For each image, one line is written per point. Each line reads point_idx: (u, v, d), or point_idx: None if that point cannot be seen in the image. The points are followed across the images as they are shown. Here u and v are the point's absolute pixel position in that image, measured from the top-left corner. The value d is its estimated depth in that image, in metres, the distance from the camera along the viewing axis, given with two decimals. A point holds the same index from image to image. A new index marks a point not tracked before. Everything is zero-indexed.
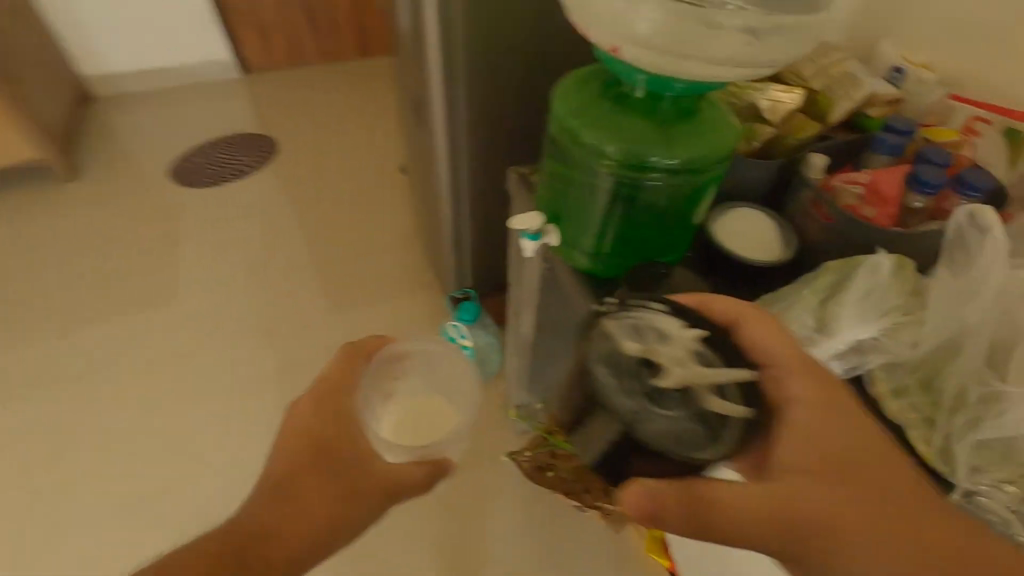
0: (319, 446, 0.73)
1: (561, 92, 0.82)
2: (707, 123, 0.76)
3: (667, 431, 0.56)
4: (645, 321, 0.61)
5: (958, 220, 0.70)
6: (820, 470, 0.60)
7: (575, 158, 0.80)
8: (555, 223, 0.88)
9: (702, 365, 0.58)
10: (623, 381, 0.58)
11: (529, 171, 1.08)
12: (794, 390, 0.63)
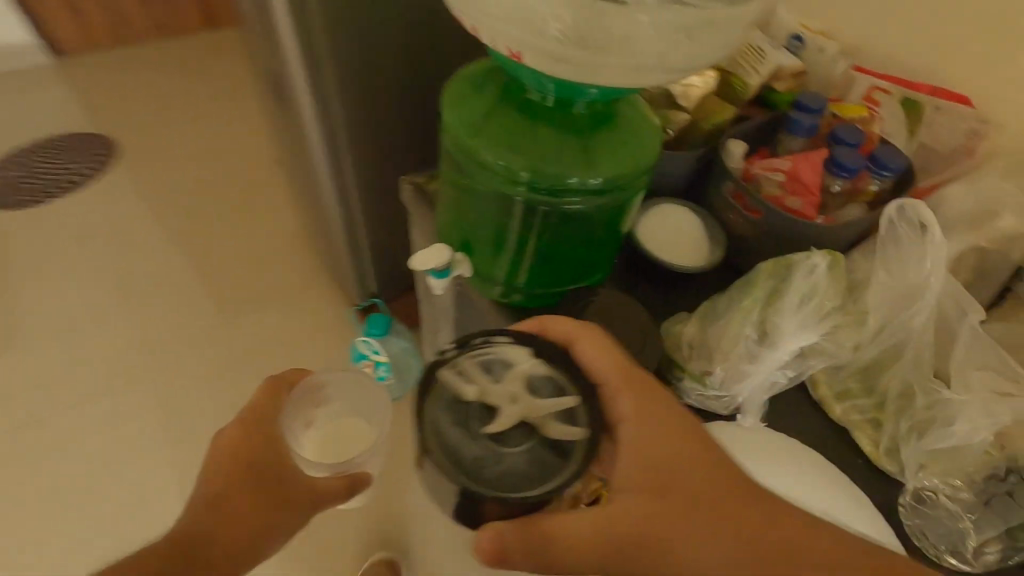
0: (243, 467, 0.66)
1: (451, 98, 0.68)
2: (631, 131, 0.66)
3: (505, 466, 0.51)
4: (476, 363, 0.56)
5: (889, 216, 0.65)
6: (657, 490, 0.54)
7: (479, 177, 0.67)
8: (466, 251, 0.75)
9: (538, 395, 0.54)
10: (462, 421, 0.53)
11: (423, 180, 0.94)
12: (622, 410, 0.57)
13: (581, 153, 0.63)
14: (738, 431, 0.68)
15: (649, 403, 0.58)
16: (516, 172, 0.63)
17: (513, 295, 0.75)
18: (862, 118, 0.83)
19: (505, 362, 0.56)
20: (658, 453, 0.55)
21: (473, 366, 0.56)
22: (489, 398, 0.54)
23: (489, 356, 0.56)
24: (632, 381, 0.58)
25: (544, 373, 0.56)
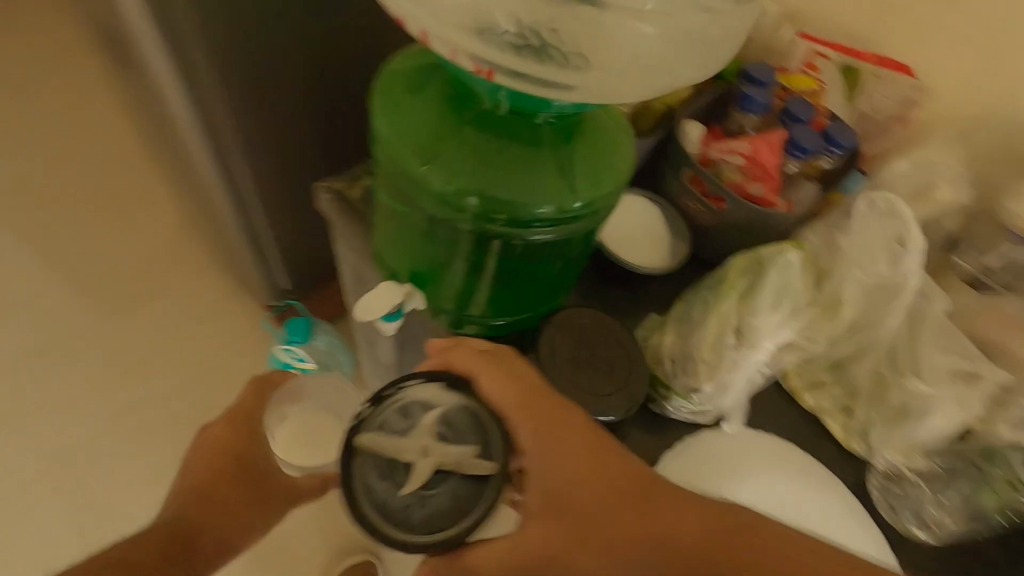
0: (235, 461, 0.69)
1: (386, 104, 0.56)
2: (598, 146, 0.56)
3: (425, 514, 0.48)
4: (389, 411, 0.51)
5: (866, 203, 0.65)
6: (585, 511, 0.50)
7: (426, 202, 0.56)
8: (417, 280, 0.65)
9: (452, 431, 0.50)
10: (380, 476, 0.49)
11: (342, 184, 0.79)
12: (527, 439, 0.52)
13: (546, 174, 0.53)
14: (723, 439, 0.67)
15: (546, 425, 0.52)
16: (467, 202, 0.53)
17: (473, 325, 0.67)
18: (811, 90, 0.80)
19: (420, 406, 0.52)
20: (563, 482, 0.51)
21: (386, 417, 0.51)
22: (405, 450, 0.49)
23: (400, 402, 0.51)
24: (529, 403, 0.53)
25: (459, 410, 0.52)
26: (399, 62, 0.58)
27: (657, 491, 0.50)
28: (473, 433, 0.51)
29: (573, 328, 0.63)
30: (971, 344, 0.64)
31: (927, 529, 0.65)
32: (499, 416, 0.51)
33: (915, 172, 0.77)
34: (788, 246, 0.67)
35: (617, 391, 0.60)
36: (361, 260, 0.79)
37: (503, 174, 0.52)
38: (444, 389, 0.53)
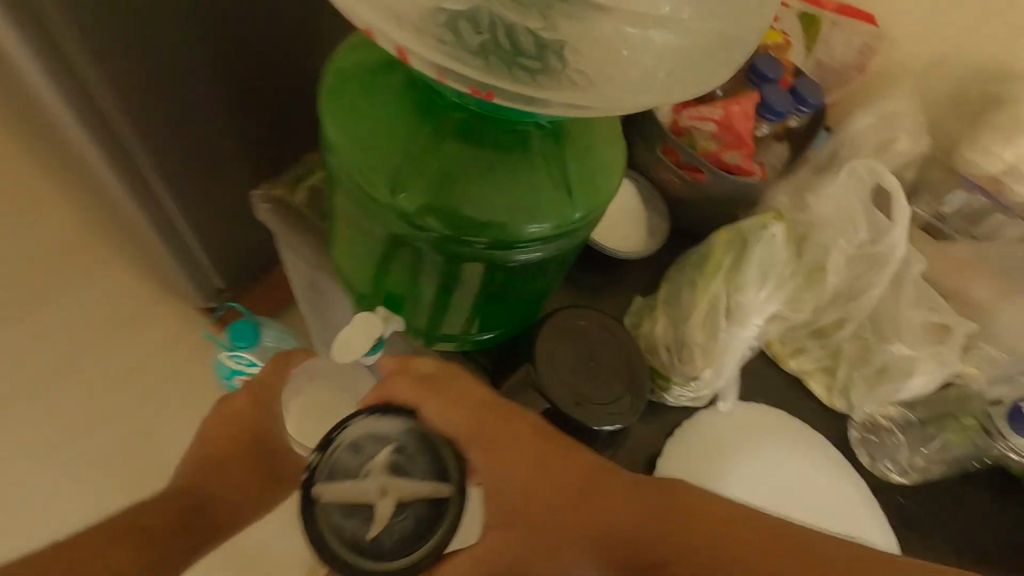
0: (252, 434, 0.71)
1: (331, 109, 0.46)
2: (590, 146, 0.48)
3: (395, 542, 0.49)
4: (336, 454, 0.52)
5: (849, 169, 0.65)
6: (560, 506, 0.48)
7: (394, 224, 0.48)
8: (391, 301, 0.59)
9: (396, 464, 0.51)
10: (346, 515, 0.49)
11: (280, 188, 0.69)
12: (495, 447, 0.51)
13: (531, 189, 0.44)
14: (717, 418, 0.68)
15: (490, 429, 0.51)
16: (443, 222, 0.44)
17: (455, 341, 0.62)
18: (780, 43, 0.77)
19: (370, 440, 0.52)
20: (523, 486, 0.49)
21: (338, 458, 0.51)
22: (364, 488, 0.50)
23: (349, 441, 0.52)
24: (478, 416, 0.51)
25: (409, 437, 0.53)
26: (352, 54, 0.48)
27: (604, 480, 0.49)
28: (427, 455, 0.52)
29: (567, 330, 0.59)
30: (938, 297, 0.66)
31: (904, 474, 0.70)
32: (448, 439, 0.52)
33: (878, 123, 0.76)
34: (769, 219, 0.65)
35: (618, 397, 0.57)
36: (316, 272, 0.72)
37: (484, 189, 0.44)
38: (391, 417, 0.53)
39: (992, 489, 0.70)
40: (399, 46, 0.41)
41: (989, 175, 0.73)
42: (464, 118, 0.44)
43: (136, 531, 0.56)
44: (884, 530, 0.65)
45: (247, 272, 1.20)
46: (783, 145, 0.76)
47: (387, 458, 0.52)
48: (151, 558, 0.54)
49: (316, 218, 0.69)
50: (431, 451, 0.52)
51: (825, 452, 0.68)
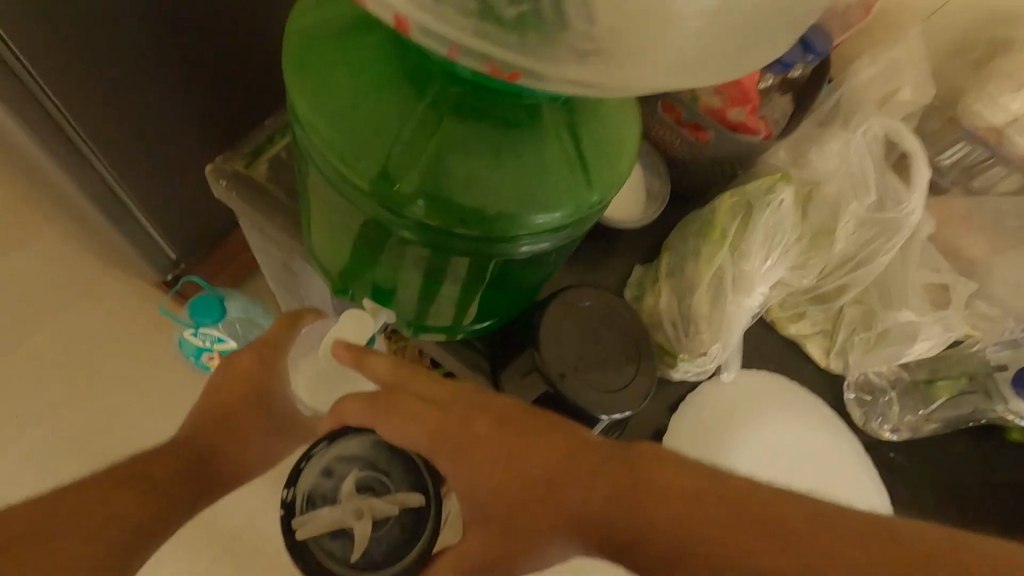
0: (259, 390, 0.65)
1: (297, 76, 0.39)
2: (602, 122, 0.42)
3: (384, 552, 0.54)
4: (308, 486, 0.57)
5: (864, 130, 0.64)
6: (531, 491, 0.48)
7: (376, 212, 0.41)
8: (378, 291, 0.53)
9: (366, 482, 0.57)
10: (334, 537, 0.55)
11: (244, 159, 0.62)
12: (475, 435, 0.50)
13: (537, 173, 0.38)
14: (721, 389, 0.67)
15: (450, 435, 0.50)
16: (434, 211, 0.38)
17: (443, 331, 0.57)
18: None
19: (342, 463, 0.58)
20: (489, 473, 0.49)
21: (314, 485, 0.57)
22: (340, 512, 0.55)
23: (321, 468, 0.57)
24: (440, 423, 0.51)
25: (375, 453, 0.58)
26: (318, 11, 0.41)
27: (574, 465, 0.48)
28: (395, 464, 0.58)
29: (567, 312, 0.55)
30: (939, 257, 0.66)
31: (895, 431, 0.70)
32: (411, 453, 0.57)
33: (885, 70, 0.72)
34: (777, 182, 0.63)
35: (627, 378, 0.54)
36: (289, 256, 0.66)
37: (483, 174, 0.37)
38: (353, 439, 0.58)
39: (976, 442, 0.71)
40: (397, 15, 0.34)
41: (991, 128, 0.68)
42: (459, 91, 0.37)
43: (144, 480, 0.54)
44: (876, 483, 0.66)
45: (206, 243, 1.11)
46: (784, 96, 0.72)
47: (359, 476, 0.57)
48: (155, 508, 0.52)
49: (281, 194, 0.62)
50: (398, 462, 0.58)
51: (825, 412, 0.69)
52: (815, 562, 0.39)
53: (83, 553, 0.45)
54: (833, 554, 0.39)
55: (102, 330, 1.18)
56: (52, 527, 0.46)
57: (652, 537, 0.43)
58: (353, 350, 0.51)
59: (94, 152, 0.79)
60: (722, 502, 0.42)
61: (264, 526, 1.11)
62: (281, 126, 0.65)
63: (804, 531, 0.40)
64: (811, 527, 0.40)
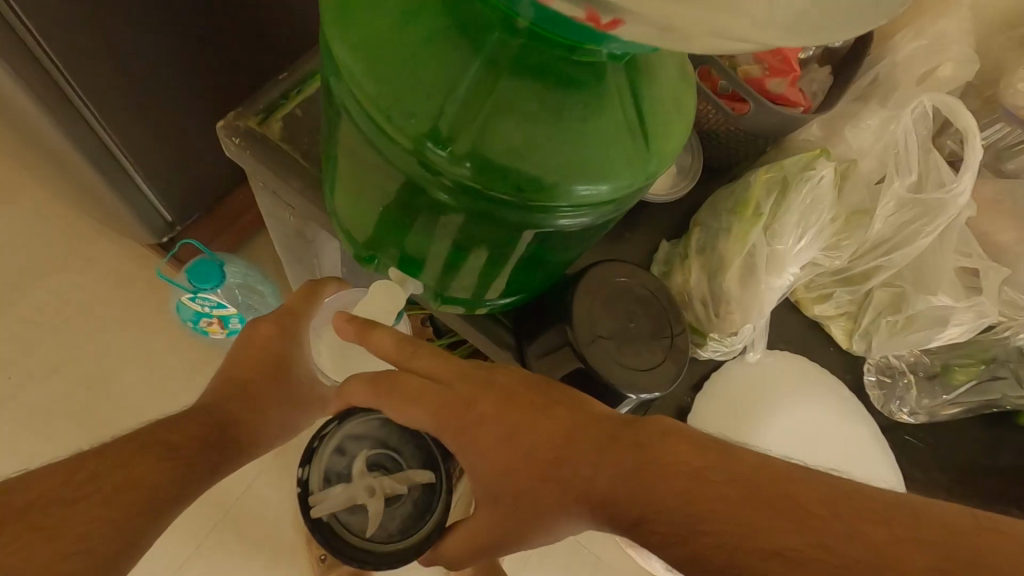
0: (277, 359, 0.64)
1: (341, 13, 0.36)
2: (660, 94, 0.39)
3: (399, 525, 0.56)
4: (323, 464, 0.58)
5: (929, 98, 0.57)
6: (537, 468, 0.46)
7: (409, 170, 0.39)
8: (402, 260, 0.51)
9: (378, 461, 0.59)
10: (349, 512, 0.55)
11: (256, 115, 0.58)
12: (485, 412, 0.48)
13: (584, 138, 0.35)
14: (746, 370, 0.66)
15: (458, 414, 0.48)
16: (467, 168, 0.35)
17: (462, 305, 0.54)
18: None
19: (353, 442, 0.60)
20: (488, 454, 0.47)
21: (327, 464, 0.58)
22: (353, 490, 0.56)
23: (333, 447, 0.59)
24: (444, 403, 0.49)
25: (384, 432, 0.61)
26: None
27: (582, 443, 0.45)
28: (404, 443, 0.61)
29: (592, 291, 0.53)
30: (972, 242, 0.65)
31: (913, 414, 0.69)
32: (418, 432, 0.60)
33: (927, 48, 0.66)
34: (817, 159, 0.60)
35: (654, 359, 0.52)
36: (306, 221, 0.63)
37: (528, 134, 0.34)
38: (362, 419, 0.60)
39: (991, 429, 0.70)
40: None
41: None
42: (519, 43, 0.34)
43: (163, 446, 0.54)
44: (887, 454, 0.66)
45: (201, 205, 1.07)
46: (823, 67, 0.69)
47: (369, 455, 0.60)
48: (173, 473, 0.52)
49: (297, 155, 0.58)
50: (407, 441, 0.61)
51: (844, 395, 0.68)
52: (839, 540, 0.36)
53: (102, 514, 0.46)
54: (858, 536, 0.36)
55: (92, 291, 1.14)
56: (69, 491, 0.46)
57: (662, 511, 0.41)
58: (356, 324, 0.51)
59: (76, 93, 0.74)
60: (737, 477, 0.40)
61: (261, 496, 1.10)
62: (295, 82, 0.60)
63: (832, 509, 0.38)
64: (839, 503, 0.38)
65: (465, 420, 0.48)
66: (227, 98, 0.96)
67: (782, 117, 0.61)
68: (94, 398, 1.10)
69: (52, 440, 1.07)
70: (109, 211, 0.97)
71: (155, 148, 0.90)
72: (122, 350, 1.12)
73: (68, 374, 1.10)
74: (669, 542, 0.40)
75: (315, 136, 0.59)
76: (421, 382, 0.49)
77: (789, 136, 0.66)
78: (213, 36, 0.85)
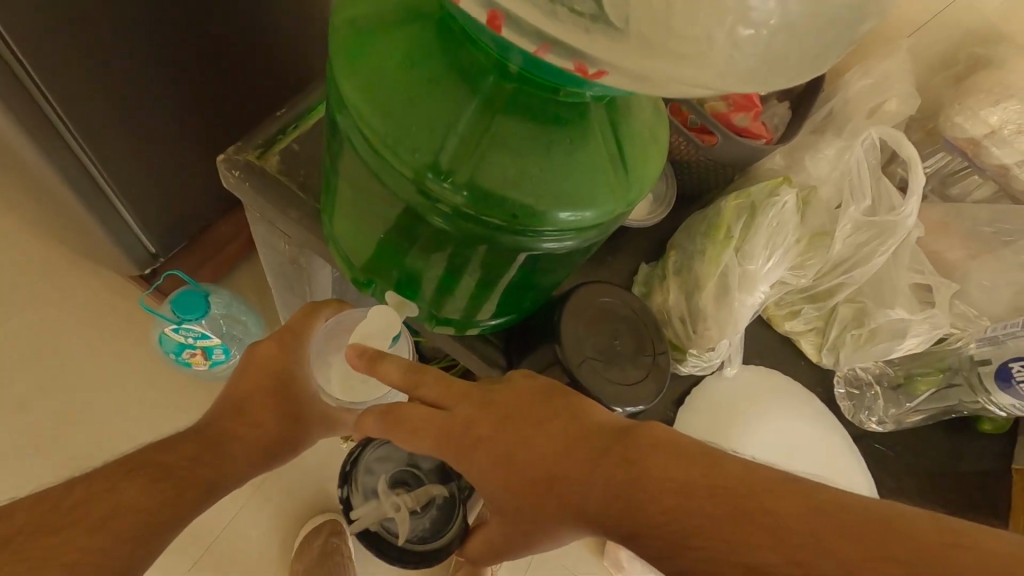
0: (270, 385, 0.64)
1: (354, 56, 0.41)
2: (637, 131, 0.43)
3: (428, 532, 0.59)
4: (358, 484, 0.65)
5: (867, 137, 0.64)
6: (532, 490, 0.45)
7: (409, 198, 0.42)
8: (399, 284, 0.53)
9: (404, 479, 0.64)
10: (387, 521, 0.60)
11: (256, 150, 0.61)
12: (486, 434, 0.48)
13: (567, 170, 0.39)
14: (724, 384, 0.70)
15: (455, 437, 0.48)
16: (461, 195, 0.39)
17: (453, 325, 0.57)
18: None
19: (378, 463, 0.65)
20: (497, 483, 0.47)
21: (361, 483, 0.65)
22: (380, 507, 0.60)
23: (362, 468, 0.65)
24: (444, 425, 0.49)
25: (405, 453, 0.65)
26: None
27: (576, 454, 0.45)
28: (423, 459, 0.65)
29: (581, 318, 0.55)
30: (925, 260, 0.70)
31: (881, 423, 0.74)
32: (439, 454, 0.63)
33: (874, 84, 0.72)
34: (780, 185, 0.64)
35: (640, 377, 0.55)
36: (300, 248, 0.66)
37: (515, 165, 0.38)
38: (382, 443, 0.66)
39: (951, 436, 0.75)
40: (493, 11, 0.33)
41: (971, 140, 0.72)
42: (511, 85, 0.38)
43: (154, 468, 0.56)
44: (857, 459, 0.70)
45: (184, 236, 1.07)
46: (783, 103, 0.75)
47: (393, 473, 0.64)
48: (164, 495, 0.55)
49: (295, 186, 0.61)
50: (425, 457, 0.65)
51: (818, 407, 0.72)
52: (800, 560, 0.35)
53: (91, 540, 0.49)
54: (813, 556, 0.35)
55: (70, 323, 1.13)
56: (60, 518, 0.50)
57: (653, 526, 0.40)
58: (366, 356, 0.53)
59: (68, 129, 0.76)
60: (722, 490, 0.39)
61: (241, 529, 1.08)
62: (293, 117, 0.64)
63: (793, 521, 0.37)
64: (800, 514, 0.37)
65: (463, 448, 0.48)
66: (214, 131, 0.98)
67: (745, 148, 0.67)
68: (69, 434, 1.07)
69: (23, 479, 1.03)
70: (92, 243, 0.97)
71: (142, 180, 0.91)
72: (100, 384, 1.11)
73: (45, 409, 1.08)
74: (663, 557, 0.40)
75: (311, 168, 0.62)
76: (430, 408, 0.50)
77: (755, 164, 0.71)
78: (201, 72, 0.87)
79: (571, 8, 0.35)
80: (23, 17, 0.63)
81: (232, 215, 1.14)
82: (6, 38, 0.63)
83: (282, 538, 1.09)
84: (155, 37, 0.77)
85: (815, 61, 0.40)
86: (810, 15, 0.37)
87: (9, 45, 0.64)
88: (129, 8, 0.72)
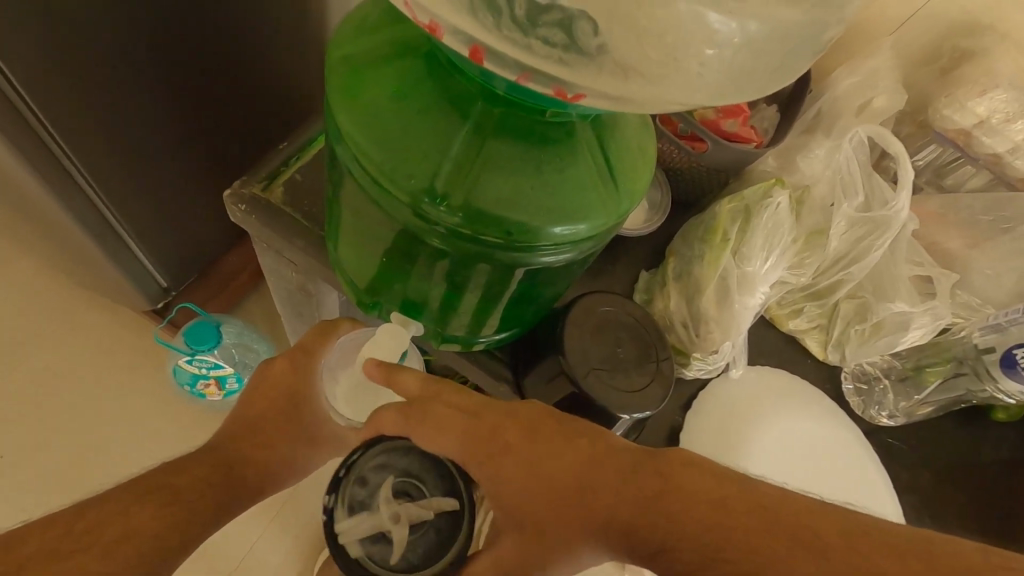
0: (280, 405, 0.67)
1: (348, 90, 0.43)
2: (624, 145, 0.45)
3: (423, 554, 0.53)
4: (348, 494, 0.56)
5: (855, 134, 0.65)
6: (550, 499, 0.46)
7: (407, 221, 0.44)
8: (404, 305, 0.55)
9: (403, 492, 0.56)
10: (374, 539, 0.53)
11: (259, 182, 0.63)
12: (510, 445, 0.48)
13: (557, 186, 0.40)
14: (731, 386, 0.71)
15: (477, 445, 0.49)
16: (456, 217, 0.40)
17: (459, 342, 0.58)
18: None
19: (374, 471, 0.57)
20: (516, 495, 0.47)
21: (349, 494, 0.56)
22: (376, 519, 0.54)
23: (356, 476, 0.56)
24: (455, 436, 0.50)
25: (409, 461, 0.57)
26: (374, 29, 0.44)
27: (605, 469, 0.45)
28: (428, 469, 0.57)
29: (581, 326, 0.56)
30: (922, 251, 0.70)
31: (892, 417, 0.74)
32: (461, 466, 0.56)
33: (862, 82, 0.73)
34: (772, 187, 0.65)
35: (641, 386, 0.56)
36: (307, 275, 0.68)
37: (509, 185, 0.40)
38: (385, 447, 0.57)
39: (965, 427, 0.74)
40: (475, 47, 0.35)
41: (961, 130, 0.72)
42: (499, 111, 0.40)
43: (166, 491, 0.55)
44: (869, 458, 0.70)
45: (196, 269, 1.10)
46: (771, 107, 0.78)
47: (392, 483, 0.56)
48: (174, 518, 0.52)
49: (299, 215, 0.63)
50: (431, 466, 0.57)
51: (828, 404, 0.73)
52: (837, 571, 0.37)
53: (100, 567, 0.46)
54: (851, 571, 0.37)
55: (89, 361, 1.15)
56: (70, 544, 0.46)
57: (684, 538, 0.41)
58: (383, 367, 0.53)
59: (81, 174, 0.79)
60: (762, 508, 0.40)
61: (261, 560, 1.08)
62: (295, 149, 0.66)
63: (829, 537, 0.38)
64: (836, 530, 0.38)
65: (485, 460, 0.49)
66: (218, 165, 1.01)
67: (737, 152, 0.69)
68: (84, 470, 1.09)
69: None
70: (108, 281, 1.00)
71: (151, 221, 0.94)
72: (119, 418, 1.13)
73: (68, 445, 1.10)
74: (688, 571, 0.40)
75: (314, 197, 0.64)
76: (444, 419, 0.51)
77: (748, 167, 0.72)
78: (202, 111, 0.90)
79: (546, 40, 0.36)
80: (33, 75, 0.67)
81: (241, 245, 1.17)
82: (25, 97, 0.67)
83: (300, 568, 1.09)
84: (160, 85, 0.81)
85: (780, 73, 0.41)
86: (773, 32, 0.38)
87: (25, 101, 0.68)
88: (131, 63, 0.75)
